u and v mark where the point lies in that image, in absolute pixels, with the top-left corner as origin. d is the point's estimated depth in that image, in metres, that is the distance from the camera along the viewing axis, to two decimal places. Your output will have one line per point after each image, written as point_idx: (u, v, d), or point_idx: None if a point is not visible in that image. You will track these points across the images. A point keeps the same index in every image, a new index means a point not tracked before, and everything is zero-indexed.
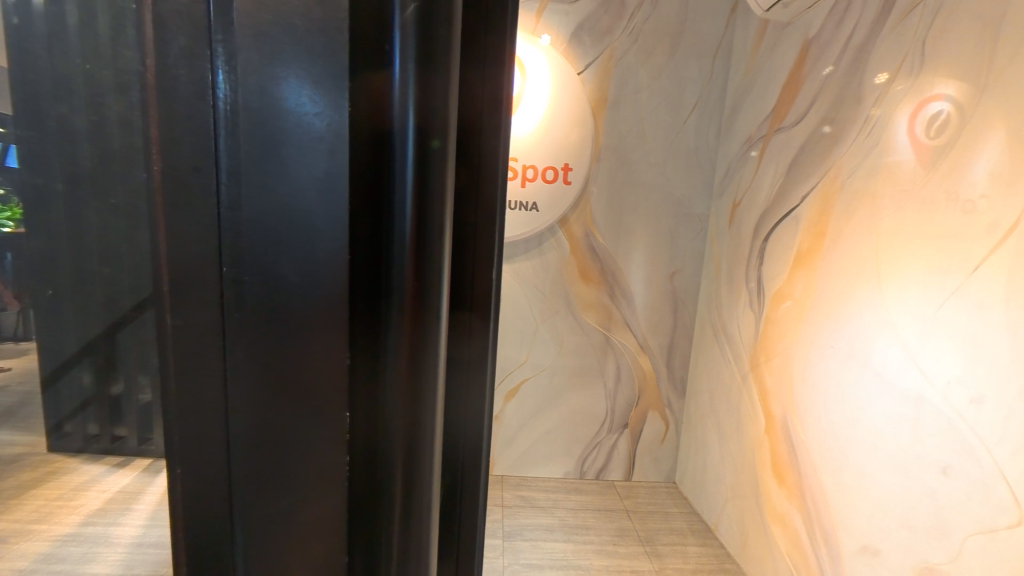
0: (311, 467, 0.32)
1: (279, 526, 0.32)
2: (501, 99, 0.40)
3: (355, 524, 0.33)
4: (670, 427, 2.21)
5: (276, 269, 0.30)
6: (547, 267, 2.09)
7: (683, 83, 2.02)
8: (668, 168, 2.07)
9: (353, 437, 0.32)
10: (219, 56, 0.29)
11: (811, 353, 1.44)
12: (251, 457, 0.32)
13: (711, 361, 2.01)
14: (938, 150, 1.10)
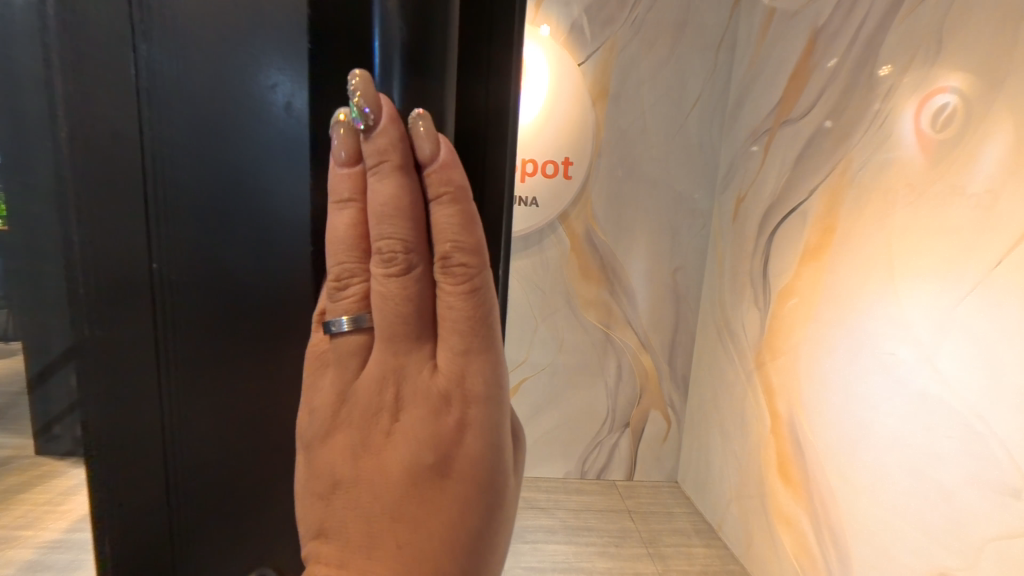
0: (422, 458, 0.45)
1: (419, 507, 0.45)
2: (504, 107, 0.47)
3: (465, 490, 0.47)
4: (672, 427, 2.17)
5: (235, 183, 0.48)
6: (547, 264, 2.04)
7: (685, 75, 1.97)
8: (670, 163, 2.03)
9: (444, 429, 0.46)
10: (145, 38, 0.46)
11: (823, 354, 1.39)
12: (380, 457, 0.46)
13: (714, 359, 1.97)
14: (942, 144, 1.08)
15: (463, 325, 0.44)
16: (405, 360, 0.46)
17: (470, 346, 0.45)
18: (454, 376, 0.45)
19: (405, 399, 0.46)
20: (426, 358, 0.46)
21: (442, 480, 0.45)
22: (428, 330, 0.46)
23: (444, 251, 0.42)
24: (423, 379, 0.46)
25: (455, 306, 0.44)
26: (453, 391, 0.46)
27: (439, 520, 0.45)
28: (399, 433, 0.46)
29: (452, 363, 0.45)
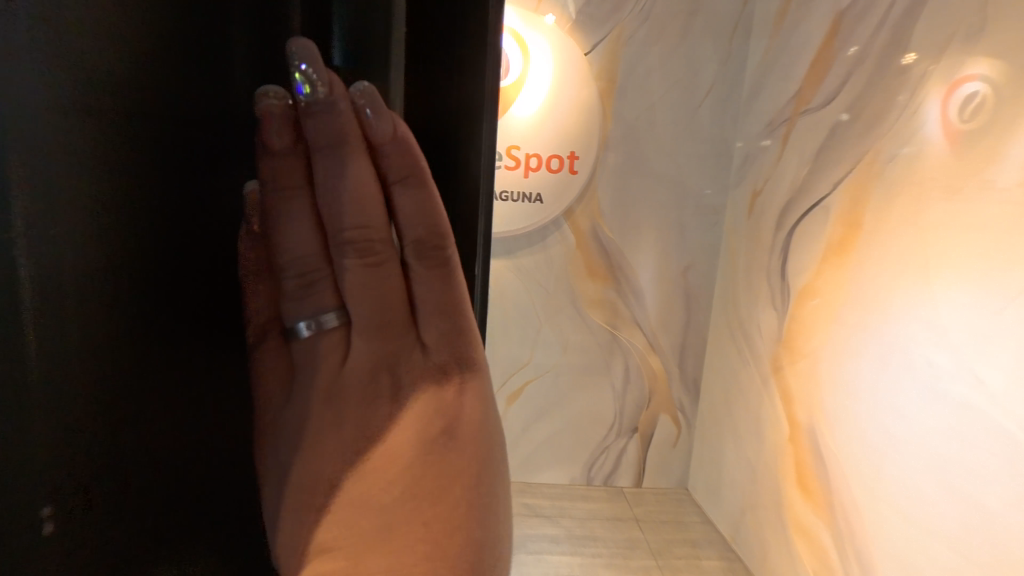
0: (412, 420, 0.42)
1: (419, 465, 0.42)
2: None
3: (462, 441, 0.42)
4: (681, 431, 2.09)
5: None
6: (552, 262, 1.96)
7: (696, 64, 1.88)
8: (681, 156, 1.93)
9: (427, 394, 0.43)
10: None
11: (848, 359, 1.29)
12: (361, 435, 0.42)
13: (726, 362, 1.88)
14: (970, 135, 1.01)
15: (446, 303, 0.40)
16: (385, 346, 0.42)
17: (454, 323, 0.41)
18: (436, 346, 0.42)
19: (383, 378, 0.42)
20: (408, 337, 0.42)
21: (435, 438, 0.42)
22: (406, 313, 0.42)
23: (416, 232, 0.38)
24: (410, 354, 0.42)
25: (435, 286, 0.40)
26: (437, 358, 0.42)
27: (441, 476, 0.41)
28: (381, 407, 0.43)
29: (438, 338, 0.41)
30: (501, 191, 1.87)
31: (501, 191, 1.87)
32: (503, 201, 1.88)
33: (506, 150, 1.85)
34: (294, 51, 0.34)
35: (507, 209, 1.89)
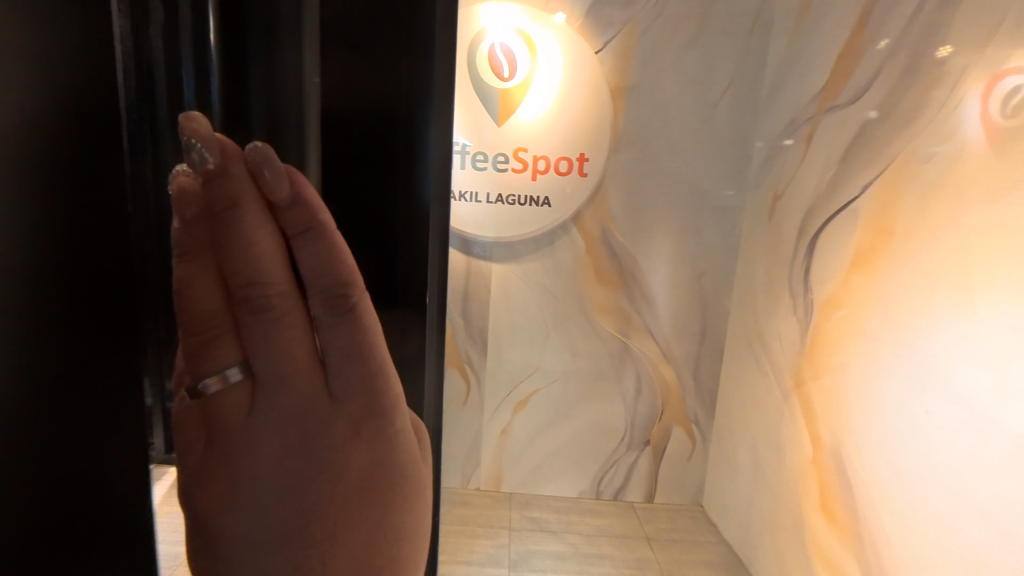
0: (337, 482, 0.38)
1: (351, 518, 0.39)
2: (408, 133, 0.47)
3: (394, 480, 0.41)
4: (696, 446, 2.00)
5: None
6: (560, 268, 1.90)
7: (713, 61, 1.79)
8: (696, 158, 1.85)
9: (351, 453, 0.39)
10: None
11: (880, 379, 1.18)
12: (282, 514, 0.36)
13: (744, 373, 1.78)
14: (1014, 132, 0.91)
15: (361, 351, 0.38)
16: (297, 415, 0.37)
17: (369, 370, 0.38)
18: (355, 399, 0.38)
19: (296, 452, 0.37)
20: (324, 398, 0.37)
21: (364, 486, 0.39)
22: (318, 373, 0.38)
23: (323, 281, 0.36)
24: (326, 417, 0.37)
25: (348, 336, 0.37)
26: (358, 415, 0.39)
27: (373, 519, 0.40)
28: (297, 482, 0.37)
29: (353, 389, 0.38)
30: (508, 194, 1.83)
31: (508, 195, 1.83)
32: (510, 205, 1.84)
33: (513, 153, 1.81)
34: (186, 126, 0.31)
35: (513, 213, 1.85)
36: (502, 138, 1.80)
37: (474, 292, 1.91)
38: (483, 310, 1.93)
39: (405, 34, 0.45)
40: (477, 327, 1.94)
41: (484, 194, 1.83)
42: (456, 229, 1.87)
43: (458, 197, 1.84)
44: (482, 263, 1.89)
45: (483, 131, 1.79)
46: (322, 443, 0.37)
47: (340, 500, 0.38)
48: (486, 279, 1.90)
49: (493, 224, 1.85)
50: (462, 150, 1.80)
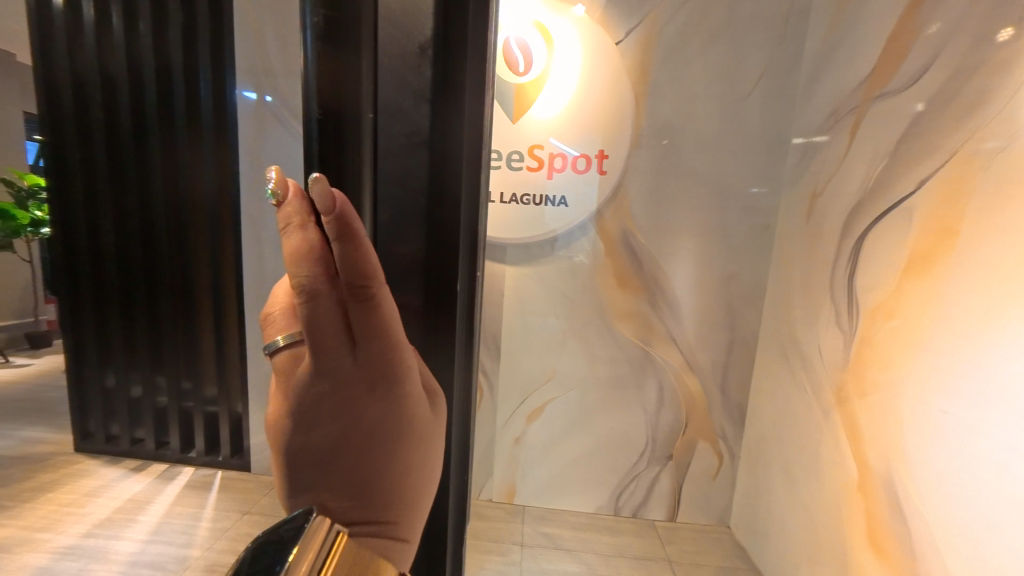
0: (361, 435, 0.43)
1: (374, 471, 0.44)
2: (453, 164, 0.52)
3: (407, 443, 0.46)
4: (724, 462, 1.86)
5: None
6: (578, 271, 1.81)
7: (744, 50, 1.67)
8: (725, 154, 1.72)
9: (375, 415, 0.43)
10: None
11: (951, 401, 1.00)
12: (321, 457, 0.43)
13: (778, 386, 1.64)
14: None
15: (380, 335, 0.41)
16: (328, 379, 0.42)
17: (388, 347, 0.42)
18: (376, 372, 0.42)
19: (331, 409, 0.42)
20: (350, 366, 0.42)
21: (384, 441, 0.44)
22: (346, 349, 0.41)
23: (345, 277, 0.38)
24: (350, 383, 0.42)
25: (368, 320, 0.40)
26: (377, 379, 0.42)
27: (388, 470, 0.45)
28: (335, 432, 0.43)
29: (372, 363, 0.42)
30: (523, 193, 1.75)
31: (523, 194, 1.75)
32: (525, 204, 1.76)
33: (528, 150, 1.73)
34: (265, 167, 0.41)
35: (529, 213, 1.76)
36: (517, 135, 1.72)
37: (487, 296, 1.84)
38: (496, 314, 1.85)
39: (443, 99, 0.50)
40: (491, 333, 1.86)
41: (498, 193, 1.75)
42: None
43: None
44: (496, 266, 1.82)
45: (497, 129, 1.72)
46: (348, 403, 0.42)
47: (368, 451, 0.44)
48: (500, 282, 1.83)
49: (507, 225, 1.77)
50: None
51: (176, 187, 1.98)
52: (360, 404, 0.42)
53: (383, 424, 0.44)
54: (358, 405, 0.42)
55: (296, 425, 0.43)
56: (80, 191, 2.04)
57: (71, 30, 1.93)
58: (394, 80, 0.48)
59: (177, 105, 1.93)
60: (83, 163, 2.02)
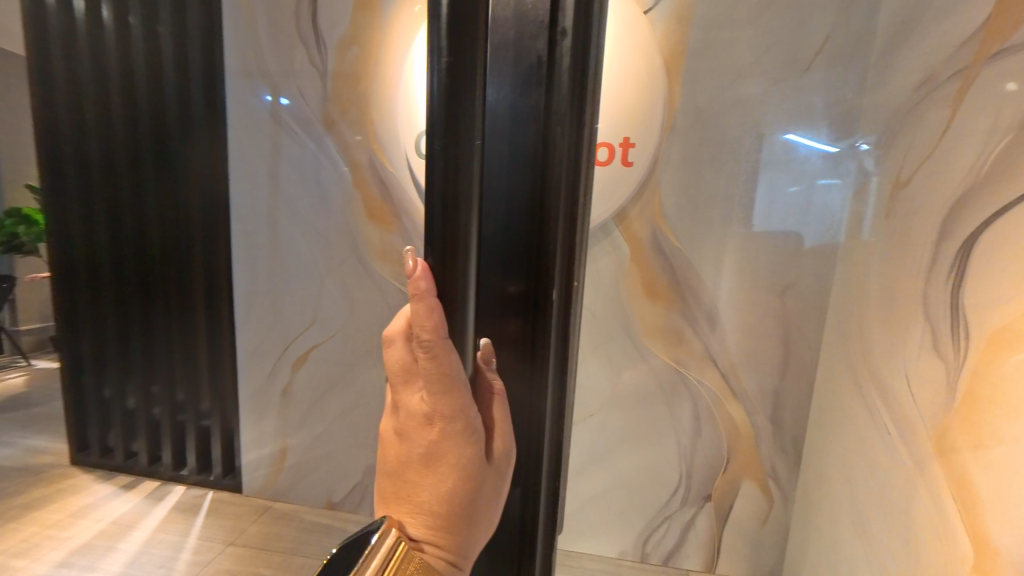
0: (422, 461, 0.50)
1: (430, 493, 0.50)
2: (547, 185, 0.51)
3: (458, 477, 0.50)
4: (775, 506, 1.57)
5: None
6: (601, 280, 1.53)
7: (803, 13, 1.38)
8: (779, 141, 1.44)
9: (432, 446, 0.49)
10: None
11: None
12: (400, 471, 0.52)
13: (845, 421, 1.34)
14: None
15: (442, 382, 0.47)
16: (408, 411, 0.51)
17: (448, 393, 0.48)
18: (436, 411, 0.48)
19: (408, 436, 0.51)
20: (419, 404, 0.49)
21: (438, 472, 0.49)
22: (419, 391, 0.49)
23: (421, 335, 0.47)
24: (418, 418, 0.49)
25: (436, 368, 0.47)
26: (435, 417, 0.49)
27: (442, 499, 0.50)
28: (408, 455, 0.51)
29: (435, 403, 0.48)
30: None
31: None
32: None
33: None
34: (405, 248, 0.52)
35: None
36: None
37: None
38: None
39: (545, 108, 0.50)
40: None
41: None
42: None
43: None
44: None
45: None
46: (418, 434, 0.50)
47: (429, 479, 0.50)
48: None
49: None
50: None
51: (166, 187, 1.86)
52: (425, 437, 0.49)
53: (436, 455, 0.49)
54: (423, 438, 0.49)
55: (390, 445, 0.54)
56: (76, 193, 1.96)
57: (67, 29, 1.86)
58: (502, 96, 0.49)
59: (167, 100, 1.81)
60: (78, 165, 1.94)
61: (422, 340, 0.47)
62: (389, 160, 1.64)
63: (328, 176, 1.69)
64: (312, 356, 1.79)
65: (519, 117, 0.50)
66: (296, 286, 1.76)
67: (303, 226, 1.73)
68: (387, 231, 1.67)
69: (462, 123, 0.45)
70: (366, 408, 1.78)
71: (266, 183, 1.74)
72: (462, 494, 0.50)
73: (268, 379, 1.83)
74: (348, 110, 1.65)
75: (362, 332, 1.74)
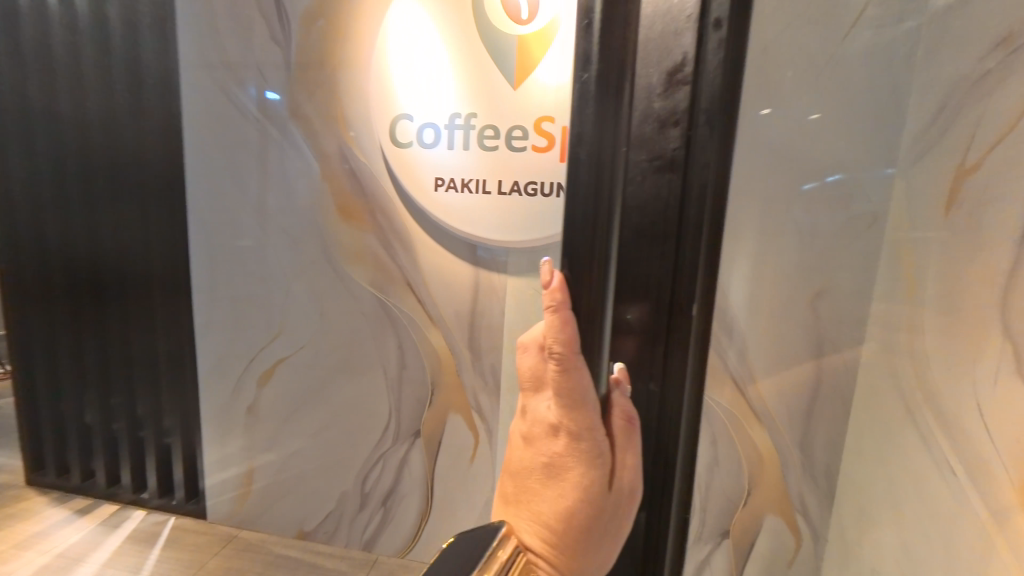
0: (542, 484, 0.38)
1: (546, 526, 0.37)
2: (701, 192, 0.38)
3: (579, 514, 0.36)
4: (804, 546, 1.36)
5: None
6: None
7: None
8: (813, 122, 1.22)
9: (552, 466, 0.37)
10: None
11: None
12: (508, 493, 0.41)
13: (895, 455, 1.12)
14: None
15: (577, 392, 0.36)
16: (529, 426, 0.40)
17: (583, 408, 0.36)
18: (563, 424, 0.37)
19: (527, 454, 0.40)
20: (545, 416, 0.38)
21: (559, 503, 0.36)
22: (546, 399, 0.38)
23: (554, 334, 0.37)
24: (541, 437, 0.38)
25: (572, 376, 0.37)
26: (562, 430, 0.37)
27: (561, 542, 0.36)
28: (524, 474, 0.40)
29: (561, 415, 0.37)
30: (527, 182, 1.32)
31: (527, 182, 1.32)
32: (530, 195, 1.32)
33: (533, 124, 1.29)
34: None
35: (535, 208, 1.32)
36: (518, 105, 1.29)
37: (483, 315, 1.44)
38: (495, 339, 1.44)
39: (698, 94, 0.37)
40: (488, 362, 1.45)
41: (494, 183, 1.34)
42: (456, 228, 1.39)
43: (460, 188, 1.36)
44: (495, 277, 1.41)
45: (491, 99, 1.31)
46: (540, 452, 0.38)
47: (546, 514, 0.37)
48: (500, 298, 1.42)
49: (506, 223, 1.35)
50: (464, 124, 1.34)
51: (116, 182, 1.67)
52: (550, 452, 0.38)
53: (560, 479, 0.37)
54: (546, 454, 0.38)
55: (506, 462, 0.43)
56: (21, 188, 1.78)
57: (9, 10, 1.69)
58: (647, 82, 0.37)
59: (117, 86, 1.63)
60: (25, 159, 1.77)
61: (554, 330, 0.37)
62: (362, 150, 1.44)
63: (294, 169, 1.50)
64: (280, 370, 1.60)
65: (666, 114, 0.37)
66: (260, 292, 1.57)
67: (268, 225, 1.54)
68: (360, 230, 1.48)
69: (606, 129, 0.36)
70: (340, 428, 1.60)
71: (227, 177, 1.55)
72: (584, 535, 0.37)
73: (232, 395, 1.65)
74: (315, 94, 1.46)
75: (334, 344, 1.55)
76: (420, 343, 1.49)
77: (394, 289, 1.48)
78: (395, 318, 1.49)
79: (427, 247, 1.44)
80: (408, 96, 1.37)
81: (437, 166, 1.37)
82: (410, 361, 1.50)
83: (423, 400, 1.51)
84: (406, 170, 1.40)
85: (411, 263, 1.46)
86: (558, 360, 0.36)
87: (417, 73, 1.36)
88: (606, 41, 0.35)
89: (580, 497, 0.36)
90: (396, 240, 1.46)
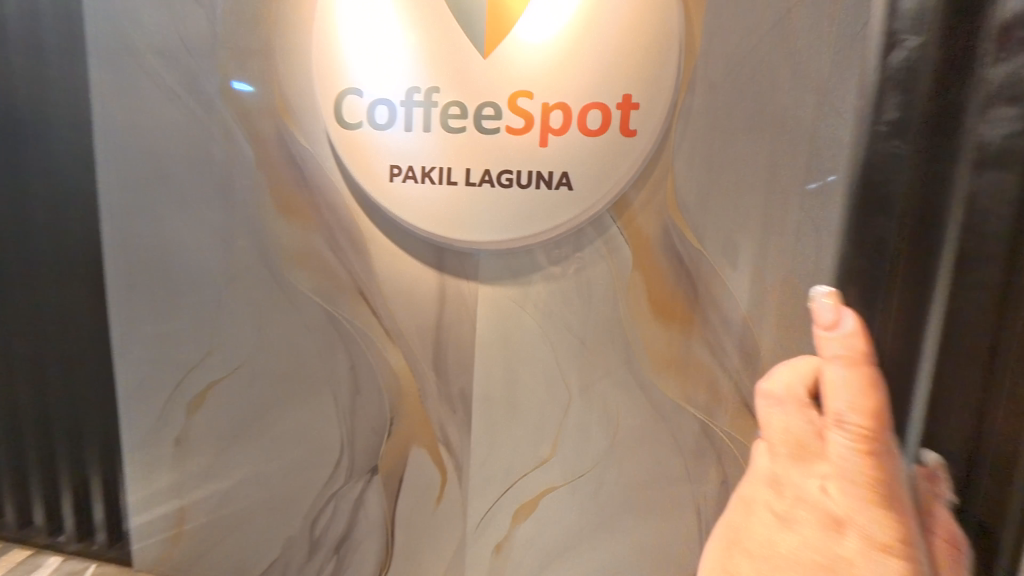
0: (843, 496, 0.54)
1: (832, 537, 0.54)
2: (1006, 198, 0.73)
3: (887, 554, 0.52)
4: None
5: None
6: (592, 295, 1.14)
7: None
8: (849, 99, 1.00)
9: (878, 481, 0.54)
10: None
11: None
12: (790, 498, 0.59)
13: None
14: None
15: (875, 418, 0.56)
16: (801, 437, 0.60)
17: (881, 430, 0.56)
18: (868, 446, 0.55)
19: (794, 458, 0.60)
20: (824, 432, 0.59)
21: (865, 520, 0.53)
22: (844, 421, 0.57)
23: (863, 364, 0.60)
24: (816, 445, 0.58)
25: (854, 402, 0.57)
26: (872, 451, 0.55)
27: (874, 538, 0.52)
28: (835, 486, 0.56)
29: (874, 433, 0.55)
30: (499, 171, 1.09)
31: (500, 171, 1.09)
32: (504, 187, 1.10)
33: (507, 101, 1.06)
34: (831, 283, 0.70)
35: (510, 202, 1.10)
36: (488, 78, 1.06)
37: (449, 331, 1.21)
38: (465, 359, 1.21)
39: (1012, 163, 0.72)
40: (456, 386, 1.22)
41: (460, 172, 1.11)
42: (414, 227, 1.15)
43: (419, 179, 1.12)
44: (464, 285, 1.19)
45: (457, 70, 1.07)
46: (846, 469, 0.55)
47: (827, 512, 0.55)
48: (470, 310, 1.20)
49: (476, 221, 1.12)
50: (424, 101, 1.10)
51: (16, 171, 1.40)
52: (846, 474, 0.55)
53: (863, 487, 0.54)
54: (840, 474, 0.56)
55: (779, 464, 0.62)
56: None
57: None
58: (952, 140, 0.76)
59: (13, 55, 1.36)
60: None
61: (855, 365, 0.59)
62: (304, 134, 1.20)
63: (223, 157, 1.26)
64: (214, 394, 1.36)
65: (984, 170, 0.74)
66: (188, 304, 1.33)
67: (193, 224, 1.29)
68: (304, 231, 1.24)
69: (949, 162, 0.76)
70: (285, 461, 1.36)
71: (144, 167, 1.30)
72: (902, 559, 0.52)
73: (160, 423, 1.41)
74: (246, 65, 1.21)
75: (277, 364, 1.32)
76: (376, 362, 1.26)
77: (344, 300, 1.25)
78: (346, 334, 1.27)
79: (383, 250, 1.20)
80: (357, 66, 1.12)
81: (391, 151, 1.13)
82: (365, 384, 1.28)
83: (380, 429, 1.28)
84: (353, 156, 1.15)
85: (364, 269, 1.23)
86: (871, 386, 0.57)
87: (366, 38, 1.11)
88: (930, 103, 0.78)
89: (873, 524, 0.53)
90: (345, 241, 1.22)
